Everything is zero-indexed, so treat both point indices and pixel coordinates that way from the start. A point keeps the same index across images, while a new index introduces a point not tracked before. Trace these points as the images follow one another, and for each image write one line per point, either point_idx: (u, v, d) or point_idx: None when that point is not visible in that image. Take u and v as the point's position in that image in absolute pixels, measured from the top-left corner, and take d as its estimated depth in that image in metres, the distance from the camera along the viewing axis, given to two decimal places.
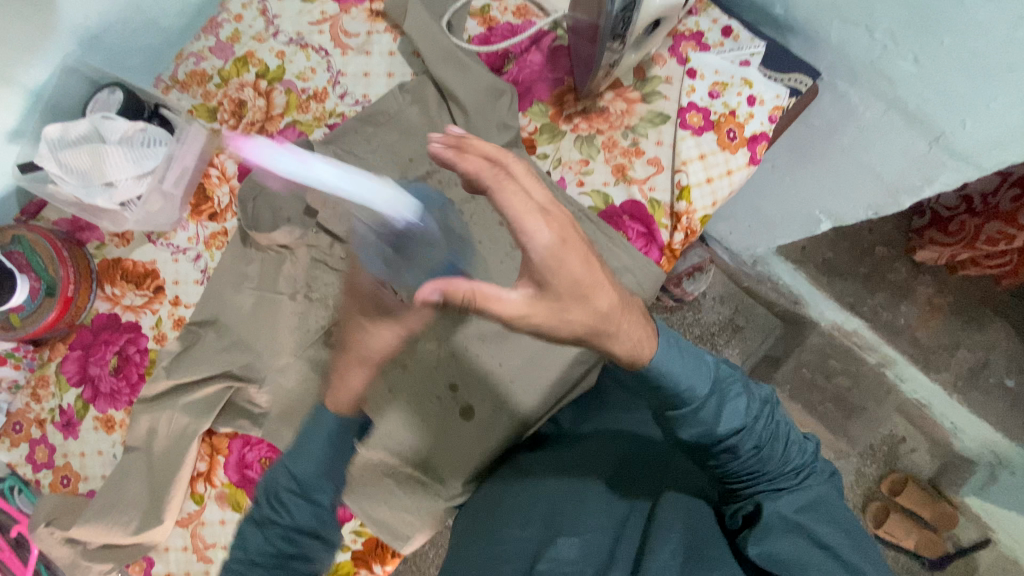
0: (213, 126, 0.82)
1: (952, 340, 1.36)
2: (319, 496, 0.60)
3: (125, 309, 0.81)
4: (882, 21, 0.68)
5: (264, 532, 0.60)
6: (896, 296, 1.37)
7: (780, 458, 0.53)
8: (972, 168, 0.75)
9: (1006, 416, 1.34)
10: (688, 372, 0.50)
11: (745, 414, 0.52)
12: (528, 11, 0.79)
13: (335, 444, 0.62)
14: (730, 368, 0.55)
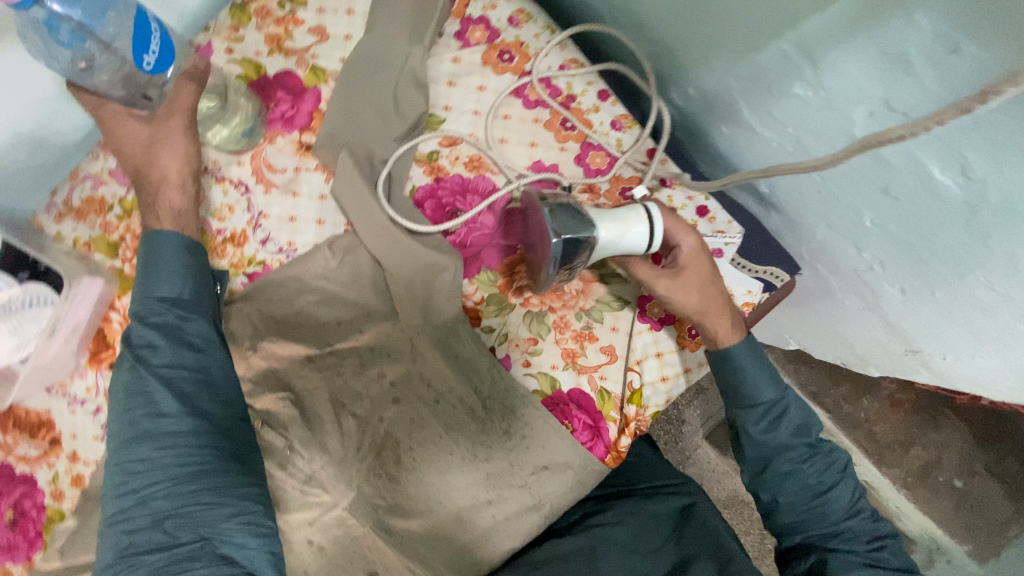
0: (114, 263, 0.71)
1: (908, 436, 1.23)
2: (191, 318, 0.61)
3: (18, 460, 0.73)
4: (872, 247, 0.60)
5: (144, 322, 0.60)
6: (857, 390, 1.25)
7: (839, 501, 0.64)
8: (945, 384, 0.69)
9: (951, 516, 1.20)
10: (759, 380, 0.65)
11: (807, 437, 0.65)
12: (481, 164, 0.69)
13: (184, 247, 0.63)
14: (812, 416, 0.67)
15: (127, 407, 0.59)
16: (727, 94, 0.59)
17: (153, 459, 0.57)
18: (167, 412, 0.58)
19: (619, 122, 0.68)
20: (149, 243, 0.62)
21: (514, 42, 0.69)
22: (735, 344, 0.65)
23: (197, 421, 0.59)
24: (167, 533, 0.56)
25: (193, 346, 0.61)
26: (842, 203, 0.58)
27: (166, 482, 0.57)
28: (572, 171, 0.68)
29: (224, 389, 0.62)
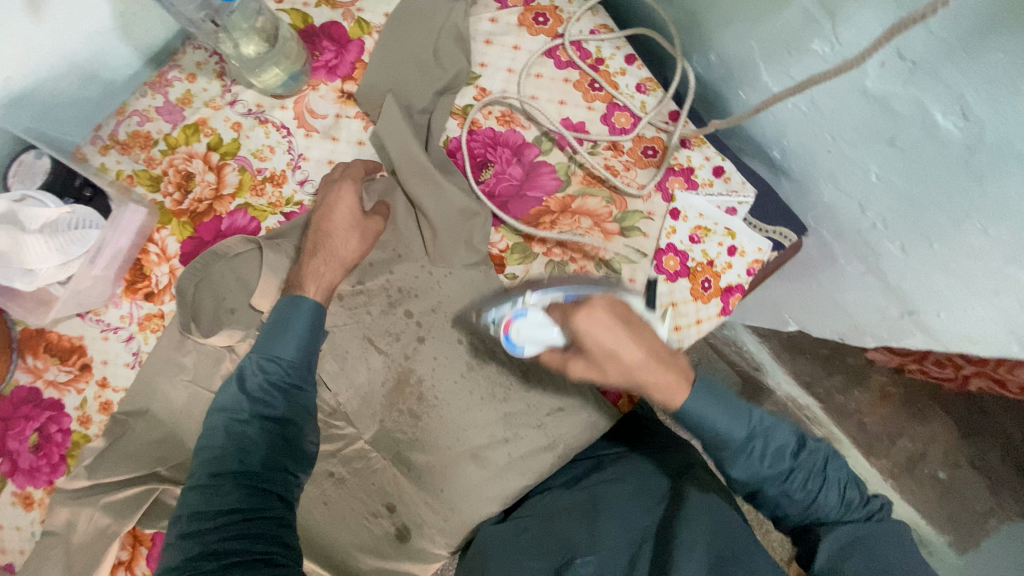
0: (155, 197, 0.74)
1: (897, 428, 1.26)
2: (304, 389, 0.64)
3: (48, 384, 0.76)
4: (876, 204, 0.65)
5: (245, 388, 0.61)
6: (850, 381, 1.25)
7: (827, 502, 0.64)
8: (937, 345, 0.74)
9: (935, 506, 1.26)
10: (723, 423, 0.63)
11: (786, 459, 0.64)
12: (513, 120, 0.74)
13: (312, 323, 0.64)
14: (788, 432, 0.66)
15: (221, 448, 0.59)
16: (747, 58, 0.64)
17: (230, 497, 0.56)
18: (265, 462, 0.59)
19: (643, 85, 0.72)
20: (285, 307, 0.63)
21: (548, 7, 0.74)
22: (684, 401, 0.62)
23: (278, 470, 0.60)
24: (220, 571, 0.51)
25: (300, 412, 0.63)
26: (851, 160, 0.63)
27: (238, 518, 0.55)
28: (599, 129, 0.73)
29: (305, 448, 0.63)
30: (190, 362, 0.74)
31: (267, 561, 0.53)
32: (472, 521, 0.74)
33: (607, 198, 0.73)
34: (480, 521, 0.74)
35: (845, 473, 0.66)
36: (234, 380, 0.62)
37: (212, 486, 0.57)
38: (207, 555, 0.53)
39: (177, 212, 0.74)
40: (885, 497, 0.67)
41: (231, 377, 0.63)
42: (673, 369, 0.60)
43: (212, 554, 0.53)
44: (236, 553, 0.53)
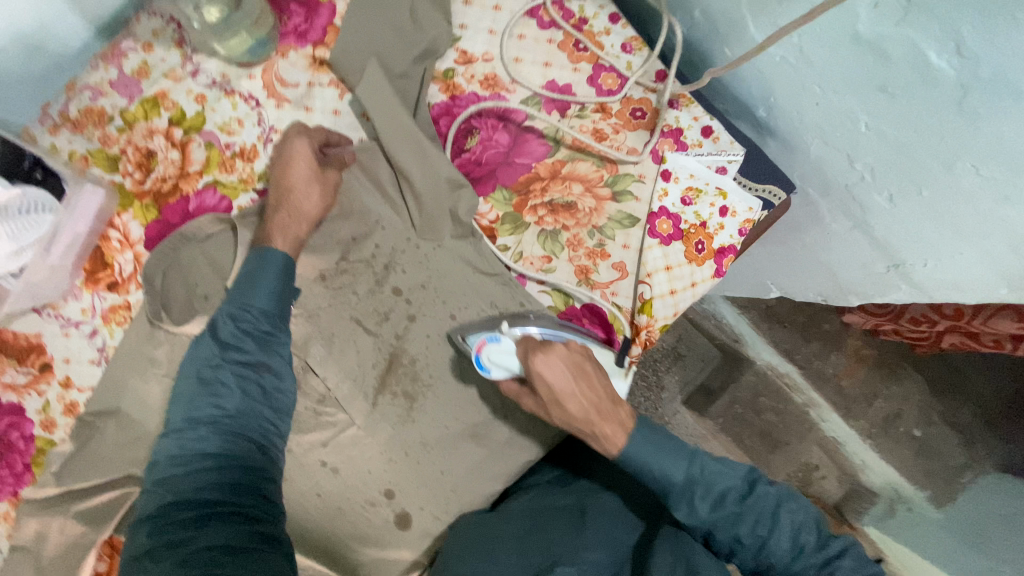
0: (114, 177, 0.69)
1: (872, 389, 1.25)
2: (279, 340, 0.61)
3: (4, 388, 0.69)
4: (864, 155, 0.65)
5: (218, 336, 0.59)
6: (827, 346, 1.26)
7: (778, 546, 0.60)
8: (923, 297, 0.76)
9: (911, 463, 1.25)
10: (664, 462, 0.60)
11: (726, 506, 0.60)
12: (497, 83, 0.71)
13: (282, 272, 0.62)
14: (733, 475, 0.62)
15: (195, 392, 0.58)
16: (734, 10, 0.63)
17: (207, 444, 0.56)
18: (242, 411, 0.58)
19: (629, 44, 0.71)
20: (258, 257, 0.62)
21: None
22: (629, 441, 0.60)
23: (255, 420, 0.58)
24: (195, 521, 0.52)
25: (276, 359, 0.60)
26: (840, 112, 0.62)
27: (213, 467, 0.55)
28: (585, 91, 0.71)
29: (286, 397, 0.61)
30: (162, 355, 0.69)
31: (243, 515, 0.54)
32: (475, 502, 0.72)
33: (598, 162, 0.72)
34: (483, 501, 0.72)
35: (801, 515, 0.61)
36: (207, 330, 0.60)
37: (187, 432, 0.56)
38: (182, 503, 0.53)
39: (140, 194, 0.69)
40: (848, 538, 0.61)
41: (203, 331, 0.61)
42: (618, 418, 0.62)
43: (188, 503, 0.53)
44: (212, 505, 0.53)
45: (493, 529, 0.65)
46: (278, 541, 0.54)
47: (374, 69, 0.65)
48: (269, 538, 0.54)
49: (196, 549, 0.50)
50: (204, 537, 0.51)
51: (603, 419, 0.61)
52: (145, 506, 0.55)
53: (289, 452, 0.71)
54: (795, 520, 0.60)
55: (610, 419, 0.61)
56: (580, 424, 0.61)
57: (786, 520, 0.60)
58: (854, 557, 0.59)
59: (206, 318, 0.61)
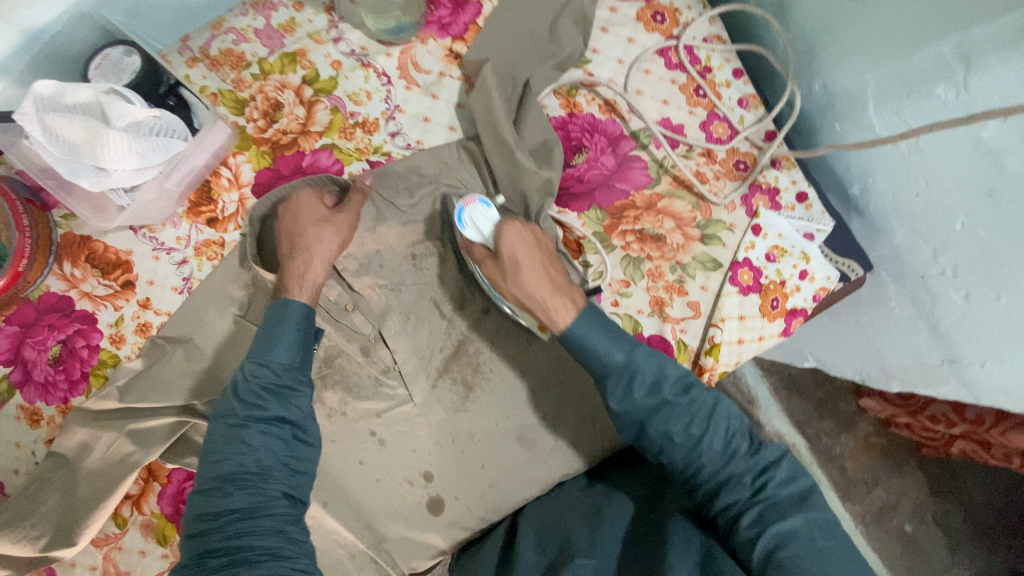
0: (237, 120, 0.71)
1: (874, 477, 1.24)
2: (298, 392, 0.61)
3: (82, 296, 0.71)
4: (951, 252, 0.68)
5: (239, 395, 0.59)
6: (840, 425, 1.25)
7: (710, 445, 0.59)
8: (970, 397, 0.78)
9: (899, 558, 1.22)
10: (605, 345, 0.60)
11: (663, 393, 0.59)
12: (615, 110, 0.75)
13: (302, 324, 0.62)
14: (675, 367, 0.62)
15: (220, 451, 0.57)
16: (858, 91, 0.67)
17: (233, 500, 0.55)
18: (268, 467, 0.57)
19: (746, 100, 0.74)
20: (279, 309, 0.62)
21: (669, 7, 0.75)
22: (572, 320, 0.61)
23: (279, 471, 0.57)
24: (229, 566, 0.52)
25: (297, 409, 0.60)
26: (939, 208, 0.66)
27: (237, 519, 0.54)
28: (696, 135, 0.74)
29: (309, 449, 0.61)
30: (245, 296, 0.70)
31: (274, 552, 0.53)
32: (509, 503, 0.73)
33: (693, 203, 0.74)
34: (516, 504, 0.73)
35: (735, 422, 0.61)
36: (228, 390, 0.60)
37: (216, 492, 0.55)
38: (213, 553, 0.53)
39: (258, 140, 0.71)
40: (783, 448, 0.61)
41: (226, 387, 0.60)
42: (571, 295, 0.63)
43: (222, 551, 0.53)
44: (243, 548, 0.53)
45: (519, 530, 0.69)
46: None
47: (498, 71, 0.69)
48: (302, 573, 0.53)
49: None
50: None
51: (552, 293, 0.63)
52: (184, 559, 0.54)
53: (341, 415, 0.72)
54: (706, 418, 0.59)
55: (562, 293, 0.63)
56: (528, 294, 0.63)
57: (704, 419, 0.59)
58: (786, 469, 0.59)
59: (224, 388, 0.60)
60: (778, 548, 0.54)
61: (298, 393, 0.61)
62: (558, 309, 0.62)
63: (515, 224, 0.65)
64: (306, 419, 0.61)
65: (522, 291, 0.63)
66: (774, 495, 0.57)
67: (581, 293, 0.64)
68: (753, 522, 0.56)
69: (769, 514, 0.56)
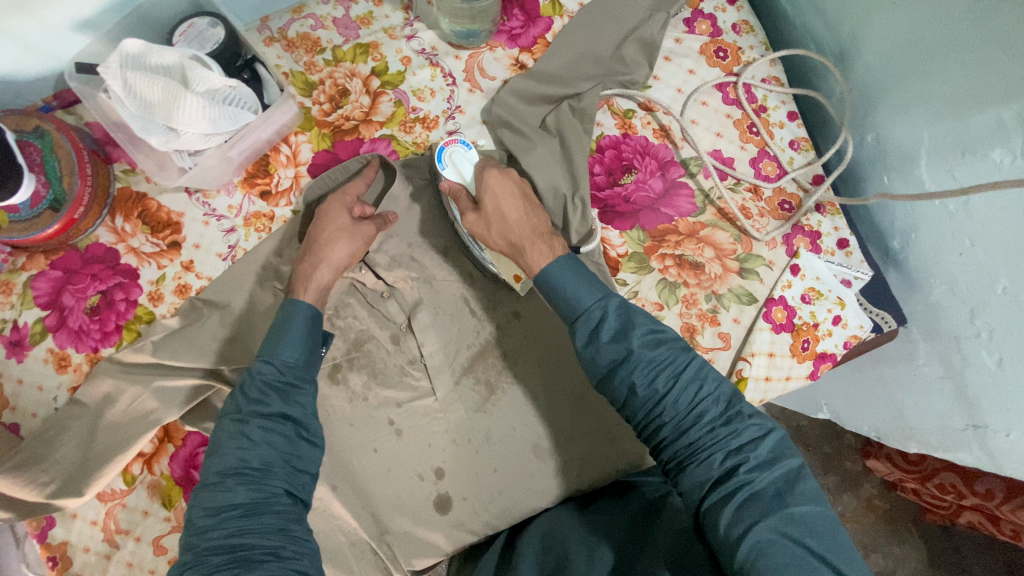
0: (303, 101, 0.74)
1: (873, 542, 1.19)
2: (302, 390, 0.60)
3: (128, 250, 0.73)
4: (989, 314, 0.68)
5: (243, 391, 0.58)
6: (843, 483, 1.21)
7: (675, 402, 0.56)
8: (990, 466, 0.77)
9: None
10: (579, 288, 0.60)
11: (626, 342, 0.57)
12: (668, 136, 0.76)
13: (308, 325, 0.62)
14: (650, 320, 0.59)
15: (222, 449, 0.55)
16: (911, 147, 0.68)
17: (234, 495, 0.53)
18: (270, 463, 0.56)
19: (797, 143, 0.76)
20: (284, 312, 0.62)
21: (732, 45, 0.77)
22: (550, 262, 0.62)
23: (280, 469, 0.56)
24: (229, 564, 0.50)
25: (300, 408, 0.59)
26: (980, 269, 0.66)
27: (240, 514, 0.53)
28: (745, 170, 0.76)
29: (313, 449, 0.60)
30: (287, 271, 0.72)
31: (275, 552, 0.52)
32: (517, 512, 0.72)
33: (735, 236, 0.75)
34: (523, 514, 0.72)
35: (711, 387, 0.56)
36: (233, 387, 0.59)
37: (217, 487, 0.54)
38: (213, 549, 0.51)
39: (321, 122, 0.74)
40: (766, 425, 0.55)
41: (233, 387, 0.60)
42: (551, 244, 0.64)
43: (223, 548, 0.51)
44: (243, 546, 0.51)
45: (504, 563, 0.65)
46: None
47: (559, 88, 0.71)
48: (300, 575, 0.52)
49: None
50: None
51: (535, 239, 0.64)
52: (180, 559, 0.52)
53: (362, 400, 0.72)
54: (675, 376, 0.56)
55: (543, 240, 0.64)
56: (512, 238, 0.64)
57: (672, 376, 0.56)
58: (765, 452, 0.54)
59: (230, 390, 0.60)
60: (750, 552, 0.49)
61: (301, 392, 0.60)
62: (535, 254, 0.64)
63: (496, 171, 0.66)
64: (309, 418, 0.60)
65: (505, 238, 0.65)
66: (748, 479, 0.52)
67: (562, 243, 0.65)
68: (733, 514, 0.51)
69: (746, 501, 0.51)
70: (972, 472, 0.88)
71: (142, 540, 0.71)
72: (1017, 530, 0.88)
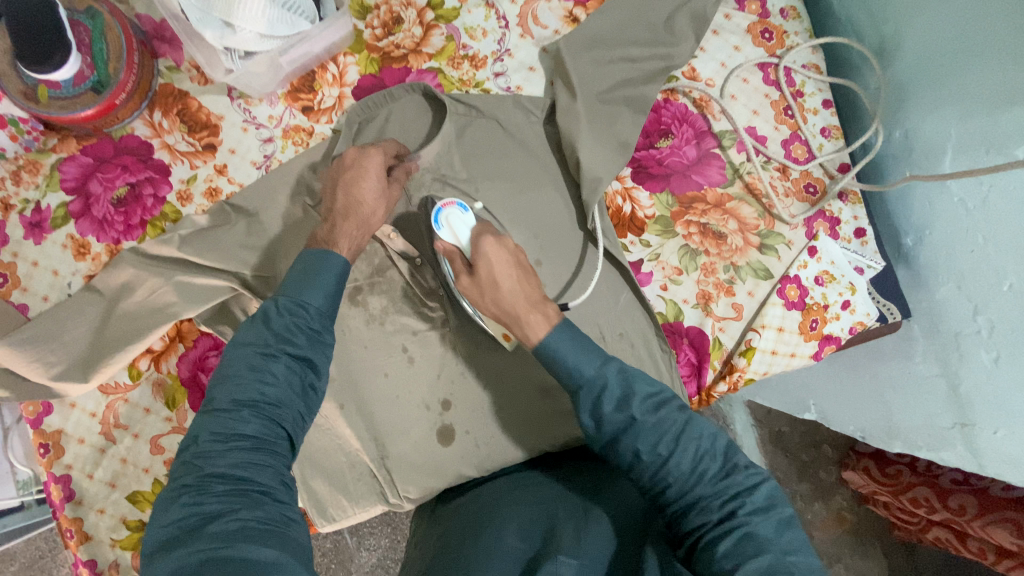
0: (357, 24, 0.75)
1: (837, 552, 1.18)
2: (326, 340, 0.57)
3: (162, 146, 0.72)
4: (991, 311, 0.70)
5: (268, 325, 0.54)
6: (814, 490, 1.19)
7: (677, 466, 0.53)
8: (973, 464, 0.78)
9: None
10: (580, 359, 0.58)
11: (631, 408, 0.55)
12: (706, 107, 0.78)
13: (341, 276, 0.59)
14: (648, 385, 0.57)
15: (241, 377, 0.51)
16: (938, 142, 0.71)
17: (247, 427, 0.49)
18: (286, 405, 0.52)
19: (828, 130, 0.79)
20: (320, 256, 0.58)
21: (778, 28, 0.80)
22: (547, 332, 0.59)
23: (293, 412, 0.52)
24: (230, 495, 0.45)
25: (324, 360, 0.56)
26: (989, 267, 0.69)
27: (247, 447, 0.48)
28: (776, 149, 0.78)
29: (319, 400, 0.56)
30: (318, 188, 0.71)
31: (270, 494, 0.47)
32: (514, 454, 0.72)
33: (759, 212, 0.77)
34: (520, 457, 0.72)
35: (708, 443, 0.54)
36: (255, 317, 0.55)
37: (229, 414, 0.49)
38: (217, 476, 0.46)
39: (372, 47, 0.75)
40: (762, 472, 0.54)
41: (251, 317, 0.55)
42: (546, 311, 0.61)
43: (225, 477, 0.46)
44: (248, 480, 0.47)
45: (459, 531, 0.60)
46: (303, 527, 0.48)
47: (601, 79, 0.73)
48: (295, 521, 0.47)
49: (235, 523, 0.43)
50: (241, 511, 0.44)
51: (528, 307, 0.62)
52: (173, 482, 0.46)
53: (379, 323, 0.73)
54: (677, 436, 0.54)
55: (535, 304, 0.62)
56: (506, 308, 0.62)
57: (674, 437, 0.54)
58: (761, 498, 0.52)
59: (246, 318, 0.55)
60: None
61: (325, 345, 0.56)
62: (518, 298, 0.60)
63: (493, 238, 0.65)
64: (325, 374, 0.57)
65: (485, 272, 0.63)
66: (745, 522, 0.50)
67: (555, 309, 0.62)
68: (730, 548, 0.48)
69: (742, 542, 0.48)
70: (947, 487, 0.91)
71: (141, 438, 0.71)
72: (984, 548, 0.90)
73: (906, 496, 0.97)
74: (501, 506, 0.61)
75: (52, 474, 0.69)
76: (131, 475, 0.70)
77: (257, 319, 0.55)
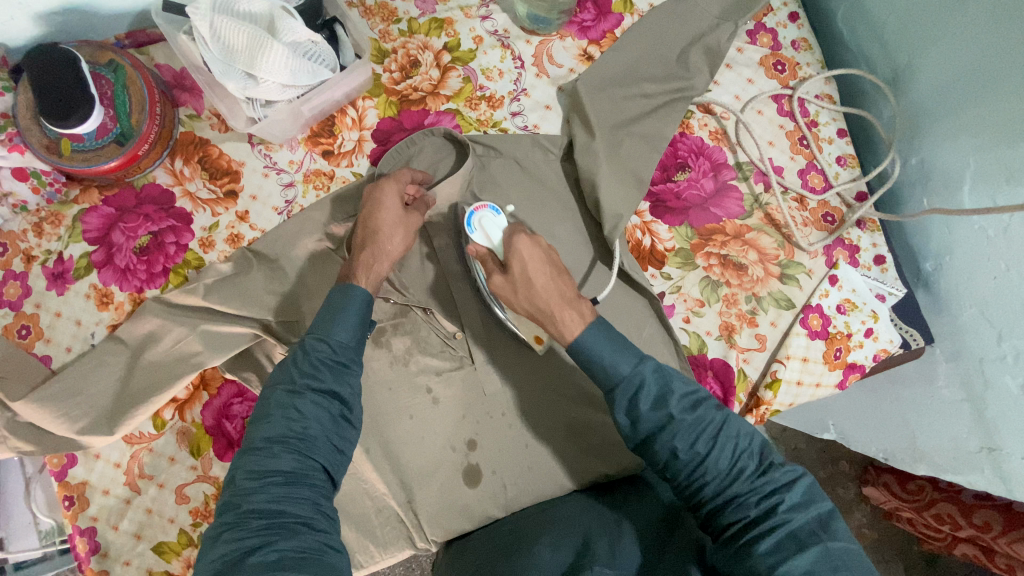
0: (376, 68, 0.76)
1: None
2: (353, 370, 0.57)
3: (184, 194, 0.73)
4: (1017, 338, 0.69)
5: (296, 363, 0.55)
6: (836, 510, 1.16)
7: (715, 464, 0.52)
8: (1000, 489, 0.76)
9: None
10: (617, 359, 0.57)
11: (667, 407, 0.54)
12: (722, 140, 0.79)
13: (365, 308, 0.59)
14: (685, 384, 0.56)
15: (271, 417, 0.52)
16: (957, 170, 0.71)
17: (279, 462, 0.50)
18: (315, 438, 0.52)
19: (843, 159, 0.80)
20: (341, 291, 0.59)
21: (790, 60, 0.81)
22: (582, 330, 0.58)
23: (324, 445, 0.53)
24: (267, 529, 0.46)
25: (352, 391, 0.56)
26: (1013, 292, 0.68)
27: (282, 482, 0.49)
28: (792, 179, 0.79)
29: (353, 431, 0.56)
30: (339, 232, 0.71)
31: (307, 525, 0.48)
32: (540, 493, 0.71)
33: (779, 241, 0.77)
34: (547, 497, 0.71)
35: (745, 441, 0.54)
36: (285, 360, 0.56)
37: (262, 453, 0.50)
38: (253, 513, 0.47)
39: (390, 90, 0.76)
40: (797, 469, 0.53)
41: (284, 359, 0.57)
42: (581, 309, 0.60)
43: (261, 513, 0.47)
44: (284, 514, 0.47)
45: (492, 555, 0.62)
46: (342, 557, 0.49)
47: (619, 117, 0.74)
48: (334, 552, 0.48)
49: (274, 556, 0.45)
50: (279, 544, 0.46)
51: (562, 304, 0.60)
52: (215, 521, 0.48)
53: (403, 365, 0.73)
54: (716, 435, 0.53)
55: (571, 304, 0.60)
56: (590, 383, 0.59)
57: (712, 437, 0.53)
58: (801, 494, 0.51)
59: (276, 365, 0.56)
60: None
61: (354, 379, 0.57)
62: (556, 303, 0.60)
63: (526, 237, 0.63)
64: (358, 404, 0.57)
65: (521, 284, 0.61)
66: (790, 519, 0.49)
67: (589, 307, 0.61)
68: (772, 548, 0.48)
69: (790, 544, 0.48)
70: (970, 503, 0.89)
71: (165, 487, 0.70)
72: (1011, 563, 0.87)
73: (930, 513, 0.94)
74: (533, 526, 0.63)
75: (76, 527, 0.68)
76: (156, 525, 0.70)
77: (286, 361, 0.56)
